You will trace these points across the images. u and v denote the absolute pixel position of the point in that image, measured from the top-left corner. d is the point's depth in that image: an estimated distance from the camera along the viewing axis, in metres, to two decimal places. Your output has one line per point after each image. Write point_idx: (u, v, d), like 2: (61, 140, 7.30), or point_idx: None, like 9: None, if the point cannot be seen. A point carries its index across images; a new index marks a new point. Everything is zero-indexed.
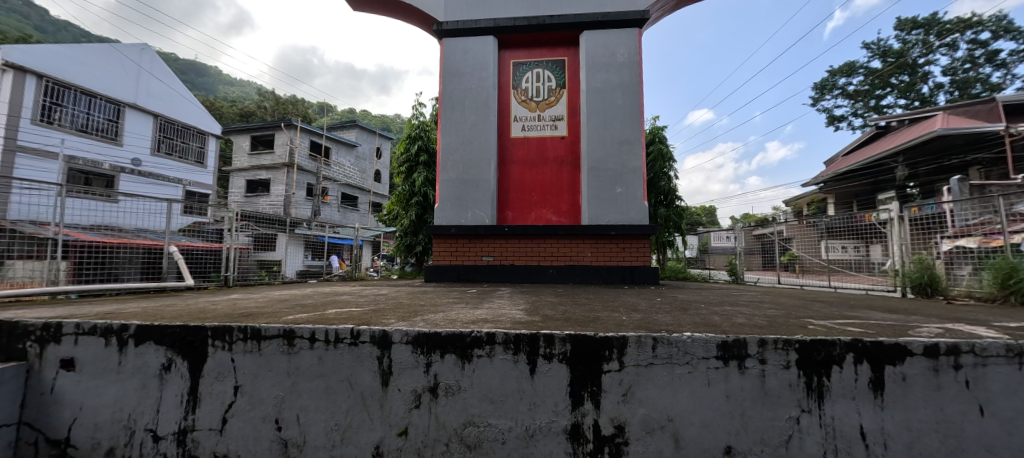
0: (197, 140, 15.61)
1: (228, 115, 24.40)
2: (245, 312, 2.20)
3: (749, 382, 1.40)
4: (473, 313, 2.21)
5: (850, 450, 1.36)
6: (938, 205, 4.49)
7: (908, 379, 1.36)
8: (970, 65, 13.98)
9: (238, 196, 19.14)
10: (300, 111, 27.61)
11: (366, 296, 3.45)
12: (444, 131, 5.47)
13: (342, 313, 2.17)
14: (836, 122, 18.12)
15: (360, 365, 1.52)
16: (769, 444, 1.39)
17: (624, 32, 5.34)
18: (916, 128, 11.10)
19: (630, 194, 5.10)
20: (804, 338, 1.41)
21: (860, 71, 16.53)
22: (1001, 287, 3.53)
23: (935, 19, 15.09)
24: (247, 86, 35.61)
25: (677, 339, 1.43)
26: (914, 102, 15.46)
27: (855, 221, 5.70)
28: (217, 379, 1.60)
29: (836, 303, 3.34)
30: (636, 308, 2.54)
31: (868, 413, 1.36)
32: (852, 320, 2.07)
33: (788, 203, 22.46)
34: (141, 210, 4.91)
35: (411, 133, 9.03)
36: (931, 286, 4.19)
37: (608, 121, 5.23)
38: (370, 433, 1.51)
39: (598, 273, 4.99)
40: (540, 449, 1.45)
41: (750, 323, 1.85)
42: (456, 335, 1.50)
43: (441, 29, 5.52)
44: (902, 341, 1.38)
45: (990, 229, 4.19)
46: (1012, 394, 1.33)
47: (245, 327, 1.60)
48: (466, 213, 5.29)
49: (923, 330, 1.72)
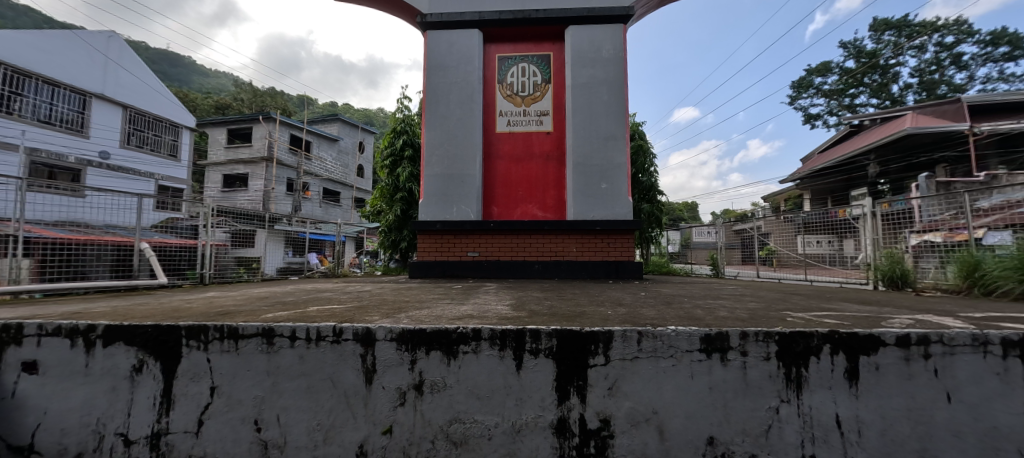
0: (171, 133, 15.05)
1: (202, 107, 23.55)
2: (221, 311, 2.13)
3: (731, 374, 1.43)
4: (458, 309, 2.18)
5: (827, 438, 1.41)
6: (906, 201, 4.67)
7: (882, 368, 1.41)
8: (935, 67, 14.67)
9: (213, 191, 18.55)
10: (279, 104, 26.86)
11: (348, 293, 3.38)
12: (429, 126, 5.38)
13: (324, 310, 2.12)
14: (812, 120, 18.78)
15: (343, 364, 1.49)
16: (750, 434, 1.42)
17: (609, 27, 5.35)
18: (888, 127, 11.53)
19: (615, 190, 5.13)
20: (783, 331, 1.44)
21: (835, 70, 17.13)
22: (966, 280, 3.72)
23: (906, 20, 15.65)
24: (222, 79, 34.60)
25: (662, 333, 1.44)
26: (885, 101, 16.06)
27: (829, 215, 5.89)
28: (192, 380, 1.54)
29: (813, 296, 3.46)
30: (622, 303, 2.58)
31: (844, 402, 1.41)
32: (828, 312, 2.13)
33: (765, 199, 23.19)
34: (111, 205, 4.72)
35: (395, 128, 8.93)
36: (902, 279, 4.37)
37: (593, 116, 5.25)
38: (354, 432, 1.48)
39: (583, 268, 5.04)
40: (527, 444, 1.45)
41: (731, 316, 1.90)
42: (442, 332, 1.47)
43: (425, 21, 5.39)
44: (876, 332, 1.42)
45: (955, 224, 4.34)
46: (976, 381, 1.39)
47: (221, 325, 1.54)
48: (451, 208, 5.24)
49: (895, 321, 1.78)
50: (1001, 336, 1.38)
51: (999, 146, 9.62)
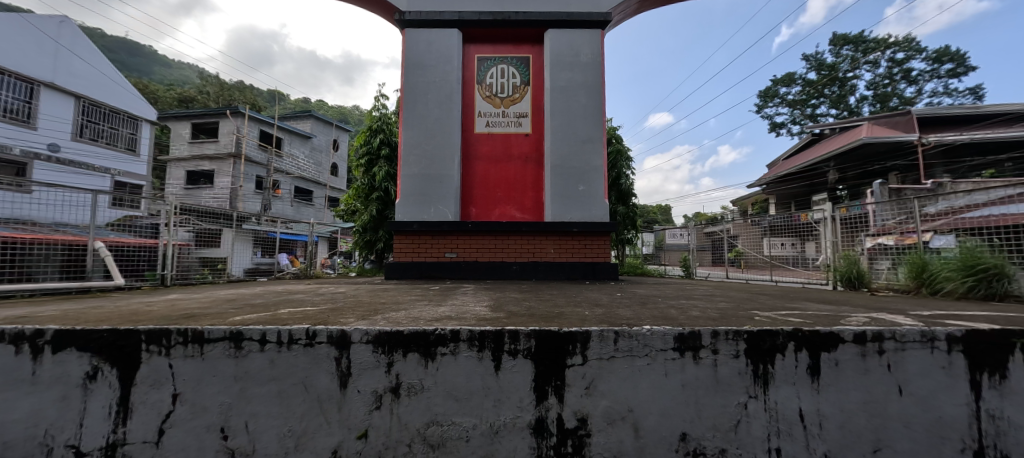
0: (129, 126, 14.20)
1: (165, 99, 22.35)
2: (185, 314, 2.03)
3: (703, 372, 1.48)
4: (436, 310, 2.15)
5: (791, 432, 1.48)
6: (863, 206, 5.00)
7: (840, 364, 1.49)
8: (888, 81, 15.69)
9: (176, 188, 17.63)
10: (248, 98, 25.81)
11: (321, 295, 3.28)
12: (407, 125, 5.31)
13: (296, 313, 2.06)
14: (777, 128, 19.69)
15: (316, 367, 1.44)
16: (721, 429, 1.47)
17: (587, 32, 5.44)
18: (846, 136, 12.23)
19: (592, 192, 5.22)
20: (751, 329, 1.51)
21: (798, 82, 18.05)
22: (916, 281, 3.99)
23: (862, 36, 16.69)
24: (186, 70, 32.99)
25: (638, 333, 1.48)
26: (843, 112, 17.04)
27: (793, 220, 6.19)
28: (153, 387, 1.46)
29: (779, 296, 3.61)
30: (599, 303, 2.62)
31: (806, 397, 1.49)
32: (792, 311, 2.23)
33: (733, 203, 24.14)
34: (61, 202, 4.33)
35: (371, 126, 8.76)
36: (858, 280, 4.63)
37: (571, 119, 5.32)
38: (328, 437, 1.44)
39: (560, 269, 5.09)
40: (506, 446, 1.45)
41: (703, 316, 1.96)
42: (420, 334, 1.45)
43: (403, 19, 5.33)
44: (836, 329, 1.50)
45: (904, 228, 4.60)
46: (924, 375, 1.49)
47: (185, 329, 1.46)
48: (429, 208, 5.18)
49: (852, 319, 1.89)
50: (944, 332, 1.49)
51: (944, 156, 10.44)
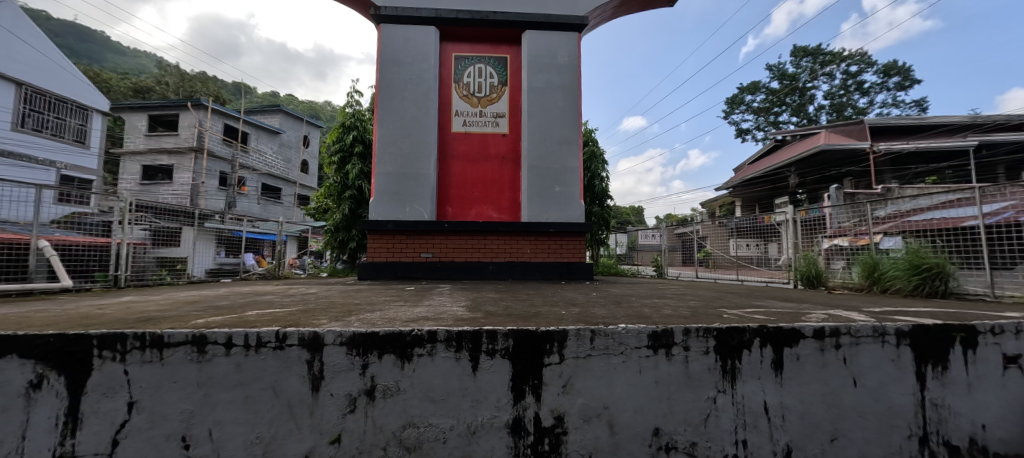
0: (78, 116, 13.27)
1: (118, 89, 20.94)
2: (141, 317, 1.91)
3: (676, 368, 1.53)
4: (412, 311, 2.12)
5: (756, 424, 1.55)
6: (820, 209, 5.27)
7: (802, 358, 1.58)
8: (843, 92, 16.71)
9: (131, 184, 16.56)
10: (211, 90, 24.54)
11: (290, 296, 3.16)
12: (382, 122, 5.20)
13: (264, 315, 1.98)
14: (743, 134, 20.59)
15: (286, 371, 1.39)
16: (691, 423, 1.53)
17: (564, 35, 5.52)
18: (805, 143, 12.93)
19: (569, 193, 5.28)
20: (720, 326, 1.57)
21: (762, 90, 18.94)
22: (868, 279, 4.27)
23: (819, 49, 17.71)
24: (142, 59, 31.04)
25: (613, 331, 1.51)
26: (803, 120, 18.02)
27: (757, 222, 6.46)
28: (106, 396, 1.37)
29: (744, 294, 3.77)
30: (575, 303, 2.65)
31: (770, 390, 1.56)
32: (757, 309, 2.34)
33: (702, 205, 25.05)
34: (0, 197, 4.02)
35: (344, 122, 8.53)
36: (816, 279, 4.97)
37: (549, 120, 5.37)
38: (298, 444, 1.39)
39: (537, 269, 5.13)
40: (482, 446, 1.45)
41: (675, 314, 2.03)
42: (396, 334, 1.43)
43: (379, 14, 5.23)
44: (797, 326, 1.59)
45: (859, 230, 4.88)
46: (876, 367, 1.60)
47: (142, 333, 1.37)
48: (405, 207, 5.09)
49: (812, 316, 2.00)
50: (894, 328, 1.61)
51: (892, 164, 11.29)
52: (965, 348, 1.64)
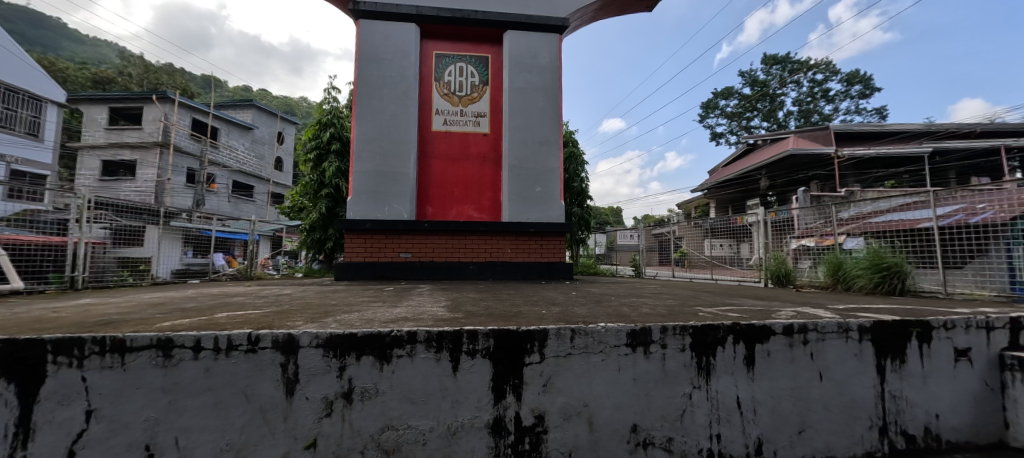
0: (31, 107, 12.44)
1: (76, 79, 19.74)
2: (101, 321, 1.81)
3: (653, 366, 1.56)
4: (391, 311, 2.08)
5: (729, 418, 1.60)
6: (789, 211, 5.55)
7: (772, 354, 1.64)
8: (810, 98, 17.49)
9: (90, 180, 15.65)
10: (179, 83, 23.45)
11: (264, 297, 3.05)
12: (360, 119, 5.09)
13: (236, 316, 1.90)
14: (718, 137, 21.26)
15: (259, 374, 1.35)
16: (668, 419, 1.57)
17: (546, 36, 5.55)
18: (775, 148, 13.47)
19: (549, 193, 5.32)
20: (696, 324, 1.62)
21: (735, 95, 19.61)
22: (833, 278, 4.49)
23: (788, 57, 18.50)
24: (104, 49, 29.41)
25: (592, 330, 1.53)
26: (773, 125, 18.76)
27: (731, 222, 6.68)
28: (61, 404, 1.28)
29: (717, 293, 3.90)
30: (555, 302, 2.67)
31: (743, 385, 1.62)
32: (730, 307, 2.42)
33: (679, 206, 25.72)
34: None
35: (321, 119, 8.32)
36: (785, 278, 5.22)
37: (530, 121, 5.39)
38: (272, 449, 1.35)
39: (517, 269, 5.14)
40: (462, 447, 1.44)
41: (653, 313, 2.07)
42: (374, 336, 1.41)
43: (357, 9, 5.13)
44: (768, 323, 1.65)
45: (825, 231, 5.12)
46: (840, 361, 1.68)
47: (101, 337, 1.30)
48: (384, 207, 5.01)
49: (781, 313, 2.08)
50: (857, 324, 1.70)
51: (855, 168, 11.91)
52: (920, 342, 1.75)
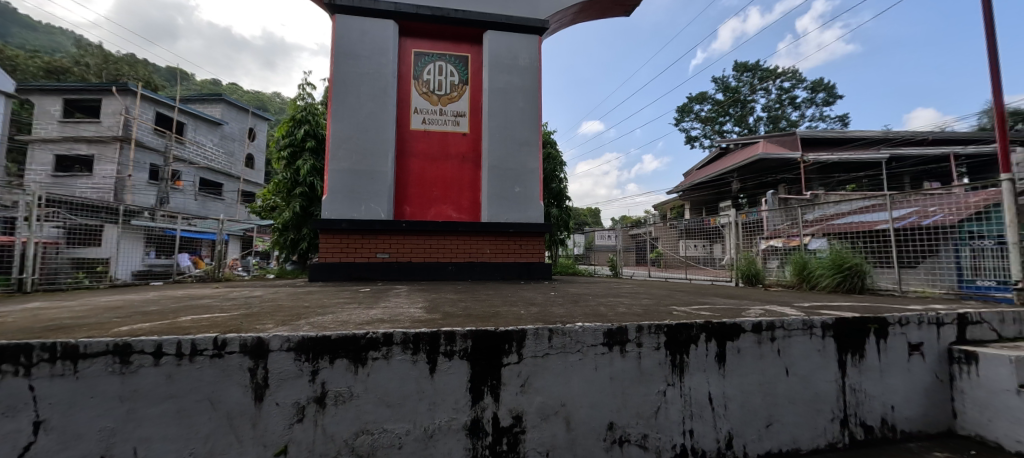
0: None
1: (26, 68, 18.48)
2: (51, 326, 1.69)
3: (629, 364, 1.59)
4: (366, 313, 2.04)
5: (701, 414, 1.65)
6: (758, 213, 5.77)
7: (741, 351, 1.70)
8: (778, 105, 18.25)
9: (42, 176, 14.67)
10: (142, 75, 22.29)
11: (232, 300, 2.94)
12: (337, 116, 4.97)
13: (201, 320, 1.82)
14: (692, 141, 21.88)
15: (226, 380, 1.29)
16: (643, 416, 1.60)
17: (526, 38, 5.58)
18: (746, 152, 13.98)
19: (529, 193, 5.35)
20: (670, 323, 1.66)
21: (709, 100, 20.25)
22: (799, 277, 4.70)
23: (758, 65, 19.25)
24: (59, 36, 27.69)
25: (570, 329, 1.55)
26: (744, 130, 19.48)
27: (704, 224, 6.88)
28: (2, 416, 1.19)
29: (690, 291, 4.01)
30: (533, 302, 2.68)
31: (714, 381, 1.67)
32: (702, 306, 2.49)
33: (655, 208, 26.33)
34: None
35: (295, 116, 8.08)
36: (755, 277, 5.44)
37: (511, 121, 5.40)
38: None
39: (496, 269, 5.14)
40: (439, 449, 1.43)
41: (629, 312, 2.11)
42: (349, 338, 1.37)
43: (333, 3, 5.00)
44: (738, 321, 1.71)
45: (791, 232, 5.35)
46: (805, 357, 1.76)
47: (51, 343, 1.21)
48: (361, 206, 4.91)
49: (751, 312, 2.16)
50: (820, 321, 1.79)
51: (819, 173, 12.51)
52: (878, 338, 1.85)
